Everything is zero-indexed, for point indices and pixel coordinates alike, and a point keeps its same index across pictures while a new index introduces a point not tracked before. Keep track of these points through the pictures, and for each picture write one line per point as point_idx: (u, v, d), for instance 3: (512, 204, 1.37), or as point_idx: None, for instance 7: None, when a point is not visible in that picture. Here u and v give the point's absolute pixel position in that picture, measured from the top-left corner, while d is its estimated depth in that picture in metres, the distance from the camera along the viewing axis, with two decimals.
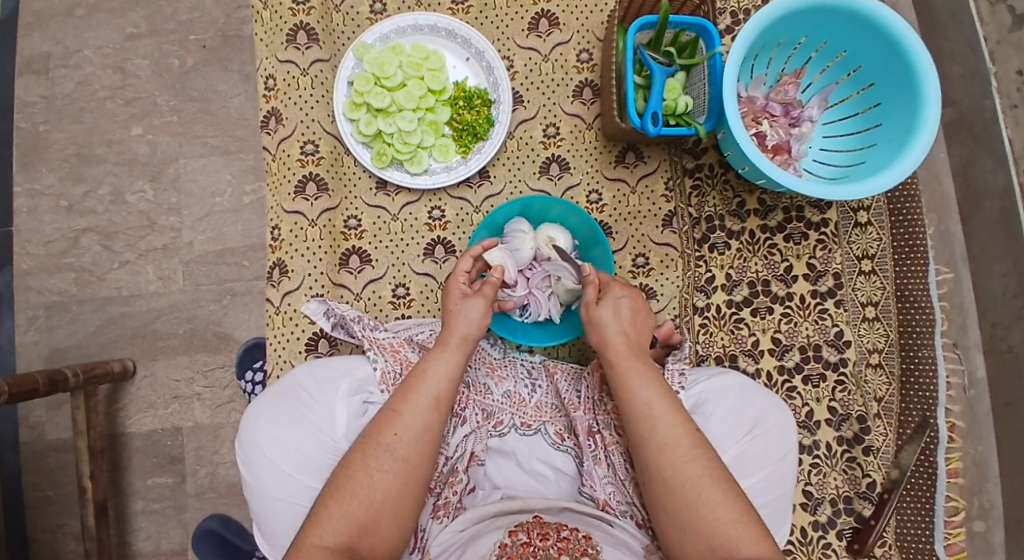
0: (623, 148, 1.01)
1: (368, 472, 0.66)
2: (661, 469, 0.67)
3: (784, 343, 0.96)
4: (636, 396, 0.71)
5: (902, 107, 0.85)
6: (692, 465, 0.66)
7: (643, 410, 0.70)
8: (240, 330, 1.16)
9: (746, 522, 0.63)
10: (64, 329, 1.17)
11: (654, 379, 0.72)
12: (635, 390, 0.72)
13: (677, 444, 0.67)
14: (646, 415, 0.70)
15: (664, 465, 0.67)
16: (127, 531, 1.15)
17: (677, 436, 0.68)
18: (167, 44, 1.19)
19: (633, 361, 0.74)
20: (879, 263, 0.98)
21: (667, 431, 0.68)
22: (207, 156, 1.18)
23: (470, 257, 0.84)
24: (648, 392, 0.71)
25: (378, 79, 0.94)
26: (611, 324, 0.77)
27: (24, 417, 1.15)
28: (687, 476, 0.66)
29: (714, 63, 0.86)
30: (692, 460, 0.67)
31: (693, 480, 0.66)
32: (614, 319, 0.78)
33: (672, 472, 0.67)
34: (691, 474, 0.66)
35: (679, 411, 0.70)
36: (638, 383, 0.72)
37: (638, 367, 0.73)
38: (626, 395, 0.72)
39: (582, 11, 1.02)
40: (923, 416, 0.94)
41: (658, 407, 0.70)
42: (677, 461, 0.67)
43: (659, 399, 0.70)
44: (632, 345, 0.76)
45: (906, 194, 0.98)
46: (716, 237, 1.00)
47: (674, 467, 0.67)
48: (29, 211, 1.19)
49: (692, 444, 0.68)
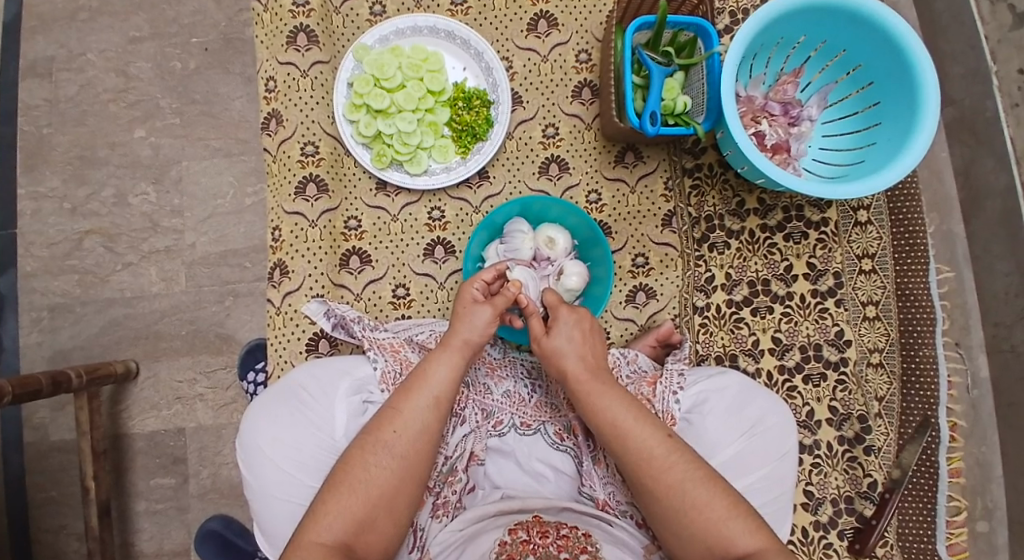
0: (622, 148, 1.02)
1: (365, 468, 0.67)
2: (643, 480, 0.67)
3: (785, 343, 0.96)
4: (604, 415, 0.71)
5: (902, 106, 0.85)
6: (677, 470, 0.66)
7: (610, 432, 0.70)
8: (242, 331, 1.17)
9: (737, 519, 0.63)
10: (67, 331, 1.18)
11: (620, 396, 0.72)
12: (603, 409, 0.71)
13: (653, 457, 0.67)
14: (614, 435, 0.70)
15: (645, 476, 0.67)
16: (130, 531, 1.16)
17: (651, 447, 0.68)
18: (169, 47, 1.20)
19: (594, 383, 0.73)
20: (880, 262, 0.97)
21: (649, 438, 0.68)
22: (209, 158, 1.19)
23: (494, 271, 0.83)
24: (619, 411, 0.70)
25: (377, 80, 0.95)
26: (568, 351, 0.77)
27: (28, 419, 1.16)
28: (670, 483, 0.66)
29: (712, 63, 0.86)
30: (674, 466, 0.67)
31: (677, 486, 0.66)
32: (567, 346, 0.77)
33: (655, 483, 0.66)
34: (673, 480, 0.66)
35: (650, 424, 0.70)
36: (601, 400, 0.72)
37: (595, 390, 0.73)
38: (595, 418, 0.72)
39: (580, 11, 1.02)
40: (924, 415, 0.94)
41: (629, 419, 0.70)
42: (656, 471, 0.67)
43: (628, 414, 0.70)
44: (590, 368, 0.76)
45: (906, 192, 0.98)
46: (716, 236, 1.00)
47: (656, 477, 0.67)
48: (32, 213, 1.19)
49: (667, 452, 0.67)
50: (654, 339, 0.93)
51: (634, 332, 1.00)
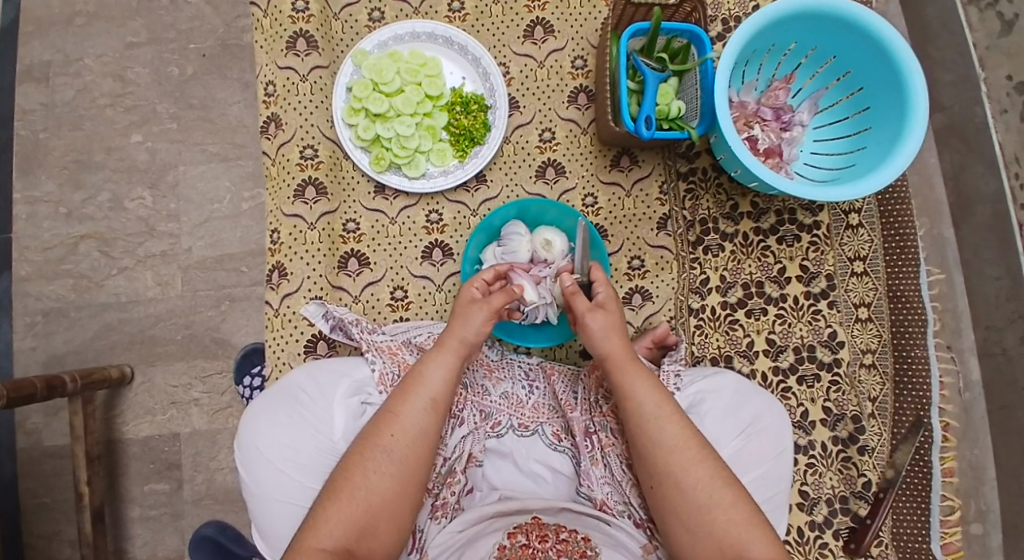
0: (617, 152, 1.03)
1: (365, 474, 0.67)
2: (671, 470, 0.68)
3: (778, 344, 0.97)
4: (639, 399, 0.72)
5: (890, 112, 0.87)
6: (707, 466, 0.67)
7: (652, 411, 0.71)
8: (238, 335, 1.17)
9: (757, 526, 0.64)
10: (62, 335, 1.17)
11: (655, 383, 0.73)
12: (640, 393, 0.72)
13: (688, 446, 0.68)
14: (654, 416, 0.70)
15: (675, 468, 0.68)
16: (123, 538, 1.15)
17: (686, 438, 0.69)
18: (166, 52, 1.20)
19: (632, 363, 0.75)
20: (871, 264, 0.99)
21: (683, 430, 0.69)
22: (206, 163, 1.19)
23: (493, 271, 0.84)
24: (660, 402, 0.71)
25: (376, 85, 0.96)
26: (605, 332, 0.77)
27: (20, 424, 1.15)
28: (698, 478, 0.67)
29: (705, 69, 0.88)
30: (703, 462, 0.68)
31: (704, 482, 0.66)
32: (610, 323, 0.78)
33: (683, 474, 0.67)
34: (701, 476, 0.67)
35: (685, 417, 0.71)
36: (638, 385, 0.73)
37: (634, 370, 0.74)
38: (631, 400, 0.72)
39: (576, 19, 1.04)
40: (916, 416, 0.95)
41: (669, 409, 0.71)
42: (687, 463, 0.67)
43: (666, 401, 0.72)
44: (628, 349, 0.77)
45: (897, 196, 1.00)
46: (710, 239, 1.01)
47: (685, 469, 0.67)
48: (27, 217, 1.19)
49: (700, 446, 0.69)
50: (649, 341, 0.94)
51: (630, 335, 1.01)
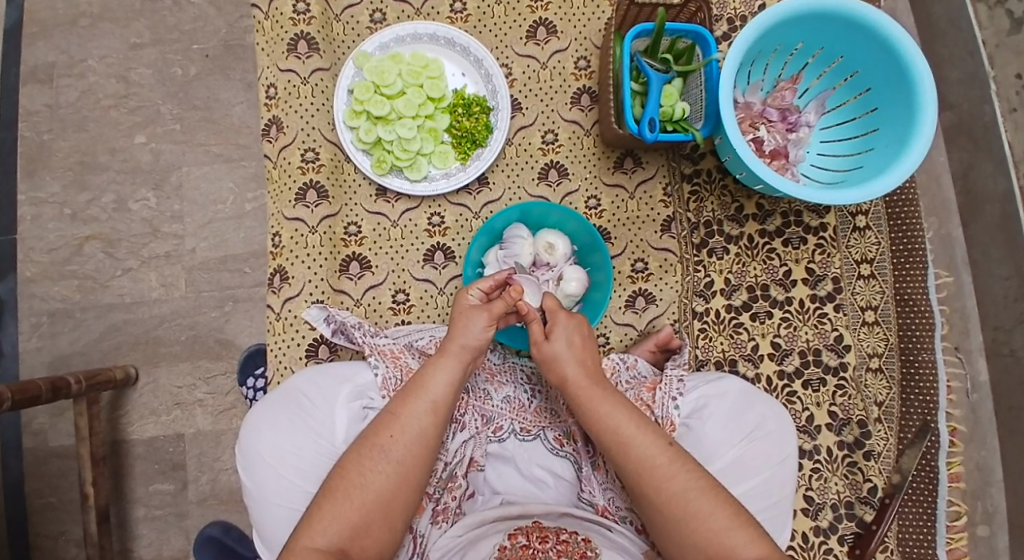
0: (621, 154, 1.02)
1: (361, 472, 0.67)
2: (643, 489, 0.67)
3: (784, 347, 0.97)
4: (604, 422, 0.71)
5: (899, 112, 0.85)
6: (679, 479, 0.66)
7: (612, 438, 0.70)
8: (241, 336, 1.17)
9: (739, 530, 0.63)
10: (67, 336, 1.18)
11: (617, 402, 0.72)
12: (604, 415, 0.71)
13: (656, 464, 0.67)
14: (618, 436, 0.70)
15: (647, 485, 0.67)
16: (129, 538, 1.16)
17: (654, 455, 0.68)
18: (170, 53, 1.20)
19: (595, 390, 0.73)
20: (878, 267, 0.98)
21: (651, 445, 0.69)
22: (209, 164, 1.19)
23: (493, 280, 0.82)
24: (622, 421, 0.70)
25: (377, 87, 0.96)
26: (566, 358, 0.76)
27: (27, 424, 1.16)
28: (672, 492, 0.66)
29: (710, 70, 0.87)
30: (677, 474, 0.67)
31: (679, 495, 0.65)
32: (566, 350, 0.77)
33: (655, 491, 0.67)
34: (675, 489, 0.66)
35: (651, 431, 0.70)
36: (601, 411, 0.71)
37: (596, 398, 0.73)
38: (596, 425, 0.71)
39: (579, 19, 1.03)
40: (923, 420, 0.94)
41: (631, 429, 0.70)
42: (659, 478, 0.67)
43: (630, 421, 0.70)
44: (586, 375, 0.75)
45: (905, 198, 0.99)
46: (715, 241, 1.00)
47: (657, 486, 0.67)
48: (32, 219, 1.20)
49: (670, 460, 0.68)
50: (653, 344, 0.94)
51: (633, 338, 1.00)
